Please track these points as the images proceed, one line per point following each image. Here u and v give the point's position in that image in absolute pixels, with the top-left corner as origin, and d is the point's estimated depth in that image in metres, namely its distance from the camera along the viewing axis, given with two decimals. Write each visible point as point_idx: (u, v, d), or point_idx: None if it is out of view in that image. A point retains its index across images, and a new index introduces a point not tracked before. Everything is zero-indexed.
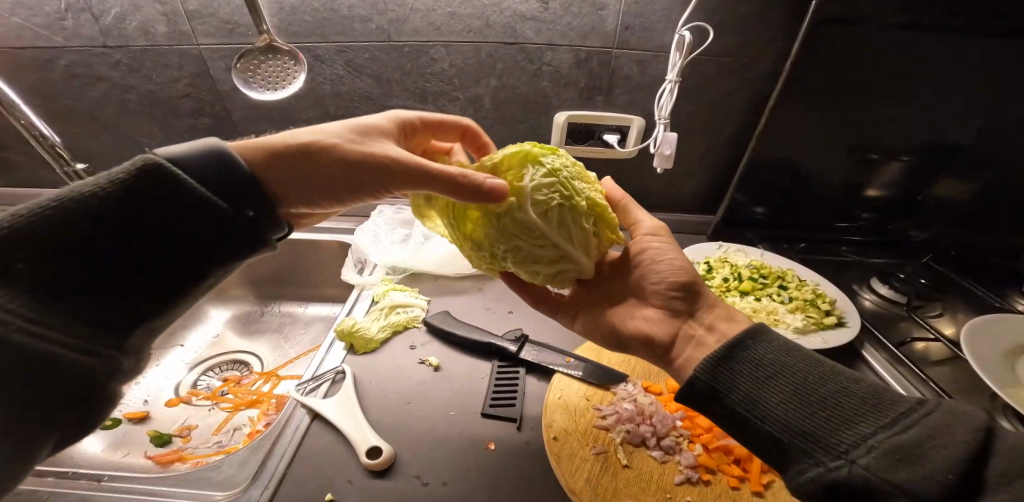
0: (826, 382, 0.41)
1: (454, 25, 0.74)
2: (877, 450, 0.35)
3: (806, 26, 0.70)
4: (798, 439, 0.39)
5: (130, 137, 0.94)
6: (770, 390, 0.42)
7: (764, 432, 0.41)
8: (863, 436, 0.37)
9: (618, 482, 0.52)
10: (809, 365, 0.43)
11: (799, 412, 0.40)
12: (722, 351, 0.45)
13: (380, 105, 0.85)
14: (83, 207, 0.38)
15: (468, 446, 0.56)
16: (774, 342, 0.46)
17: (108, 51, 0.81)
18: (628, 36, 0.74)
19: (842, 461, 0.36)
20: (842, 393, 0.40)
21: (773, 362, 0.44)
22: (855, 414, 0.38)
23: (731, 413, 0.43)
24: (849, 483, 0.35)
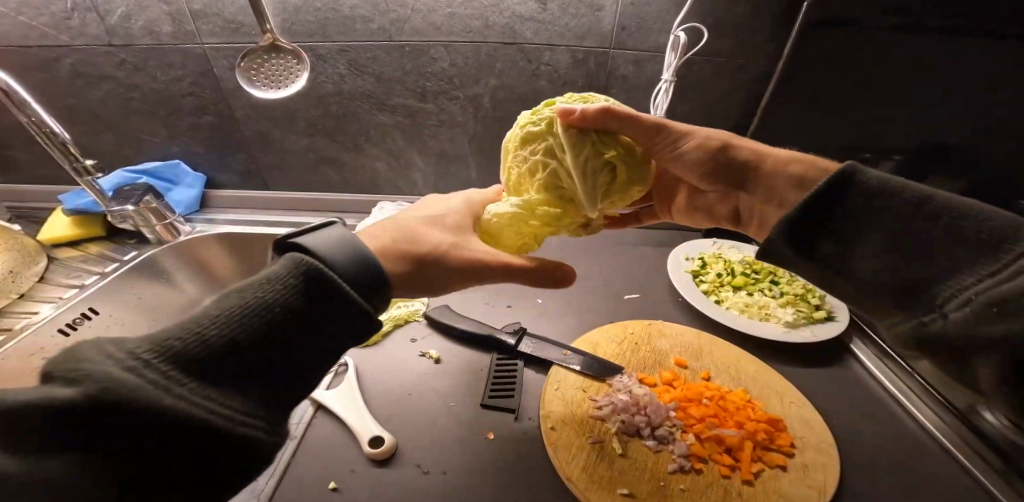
0: (932, 225, 0.37)
1: (454, 26, 0.75)
2: (974, 303, 0.33)
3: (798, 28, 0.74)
4: (892, 290, 0.39)
5: (133, 135, 0.95)
6: (864, 245, 0.40)
7: (857, 283, 0.41)
8: (962, 288, 0.34)
9: (613, 470, 0.53)
10: (912, 205, 0.38)
11: (895, 264, 0.38)
12: (809, 220, 0.43)
13: (381, 103, 0.86)
14: (249, 322, 0.34)
15: (467, 436, 0.57)
16: (872, 185, 0.40)
17: (113, 50, 0.82)
18: (625, 37, 0.75)
19: (936, 314, 0.36)
20: (949, 233, 0.36)
21: (871, 208, 0.40)
22: (963, 257, 0.35)
23: (818, 270, 0.44)
24: (941, 334, 0.36)
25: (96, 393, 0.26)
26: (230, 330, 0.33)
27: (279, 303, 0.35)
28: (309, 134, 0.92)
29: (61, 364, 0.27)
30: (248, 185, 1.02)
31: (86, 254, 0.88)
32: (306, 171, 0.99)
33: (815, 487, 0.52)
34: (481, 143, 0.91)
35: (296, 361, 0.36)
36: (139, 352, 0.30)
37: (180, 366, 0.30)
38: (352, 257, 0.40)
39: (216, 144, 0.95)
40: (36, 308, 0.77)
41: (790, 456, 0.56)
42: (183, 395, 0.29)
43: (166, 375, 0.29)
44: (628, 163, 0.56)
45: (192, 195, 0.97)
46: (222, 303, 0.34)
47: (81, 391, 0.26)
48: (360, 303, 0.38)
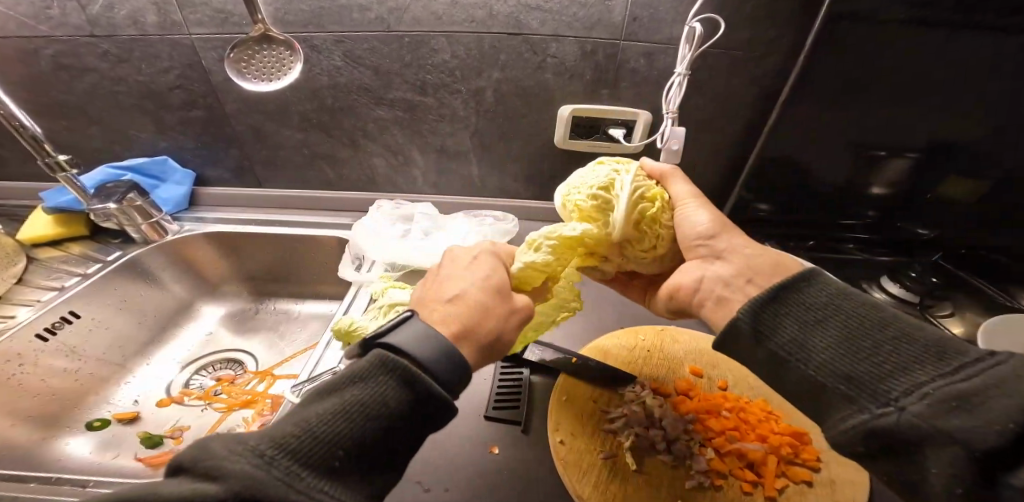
0: (885, 327, 0.37)
1: (456, 15, 0.72)
2: (931, 398, 0.32)
3: (819, 22, 0.69)
4: (840, 385, 0.36)
5: (119, 130, 0.91)
6: (814, 333, 0.39)
7: (804, 376, 0.38)
8: (917, 383, 0.33)
9: (628, 488, 0.50)
10: (863, 306, 0.39)
11: (845, 354, 0.37)
12: (768, 294, 0.42)
13: (379, 97, 0.82)
14: (353, 422, 0.34)
15: (471, 450, 0.53)
16: (830, 285, 0.41)
17: (95, 41, 0.78)
18: (636, 28, 0.72)
19: (891, 407, 0.33)
20: (897, 333, 0.36)
21: (829, 302, 0.40)
22: (910, 358, 0.35)
23: (768, 354, 0.41)
24: (897, 429, 0.33)
25: (236, 490, 0.29)
26: (336, 432, 0.34)
27: (380, 403, 0.35)
28: (303, 129, 0.88)
29: (199, 458, 0.30)
30: (240, 182, 0.98)
31: (69, 255, 0.83)
32: (301, 167, 0.95)
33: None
34: (483, 139, 0.88)
35: (392, 457, 0.36)
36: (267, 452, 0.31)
37: (302, 460, 0.32)
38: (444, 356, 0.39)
39: (206, 140, 0.91)
40: (13, 311, 0.72)
41: (816, 471, 0.52)
42: (305, 490, 0.31)
43: (290, 472, 0.31)
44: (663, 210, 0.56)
45: (180, 192, 0.93)
46: (326, 404, 0.35)
47: (225, 487, 0.29)
48: (440, 392, 0.37)
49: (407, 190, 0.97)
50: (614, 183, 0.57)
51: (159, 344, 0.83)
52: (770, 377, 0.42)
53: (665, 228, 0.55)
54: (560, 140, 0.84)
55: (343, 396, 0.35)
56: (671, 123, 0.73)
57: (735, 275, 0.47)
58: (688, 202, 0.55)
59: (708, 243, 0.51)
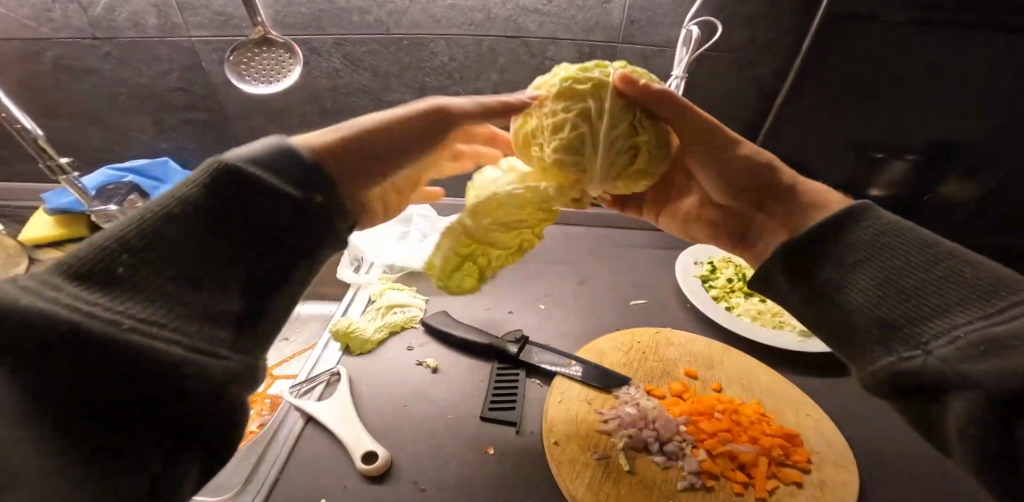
0: (935, 266, 0.34)
1: (454, 18, 0.72)
2: (961, 341, 0.30)
3: (816, 24, 0.69)
4: (873, 328, 0.35)
5: (121, 131, 0.92)
6: (857, 273, 0.37)
7: (841, 315, 0.37)
8: (952, 326, 0.31)
9: (620, 489, 0.51)
10: (919, 245, 0.35)
11: (886, 295, 0.35)
12: (804, 234, 0.40)
13: (378, 100, 0.83)
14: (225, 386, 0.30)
15: (467, 451, 0.54)
16: (881, 221, 0.37)
17: (97, 43, 0.79)
18: (633, 31, 0.72)
19: (920, 351, 0.32)
20: (948, 275, 0.33)
21: (875, 241, 0.37)
22: (958, 300, 0.32)
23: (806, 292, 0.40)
24: (918, 373, 0.31)
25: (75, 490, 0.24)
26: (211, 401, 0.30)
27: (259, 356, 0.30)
28: (303, 130, 0.88)
29: None
30: None
31: None
32: None
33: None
34: None
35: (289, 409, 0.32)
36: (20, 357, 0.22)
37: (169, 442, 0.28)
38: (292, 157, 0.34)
39: (207, 141, 0.92)
40: None
41: (806, 472, 0.53)
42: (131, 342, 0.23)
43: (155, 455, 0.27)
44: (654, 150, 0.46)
45: None
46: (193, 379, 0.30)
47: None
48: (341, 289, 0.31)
49: None
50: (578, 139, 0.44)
51: None
52: (808, 317, 0.41)
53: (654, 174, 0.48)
54: None
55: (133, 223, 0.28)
56: None
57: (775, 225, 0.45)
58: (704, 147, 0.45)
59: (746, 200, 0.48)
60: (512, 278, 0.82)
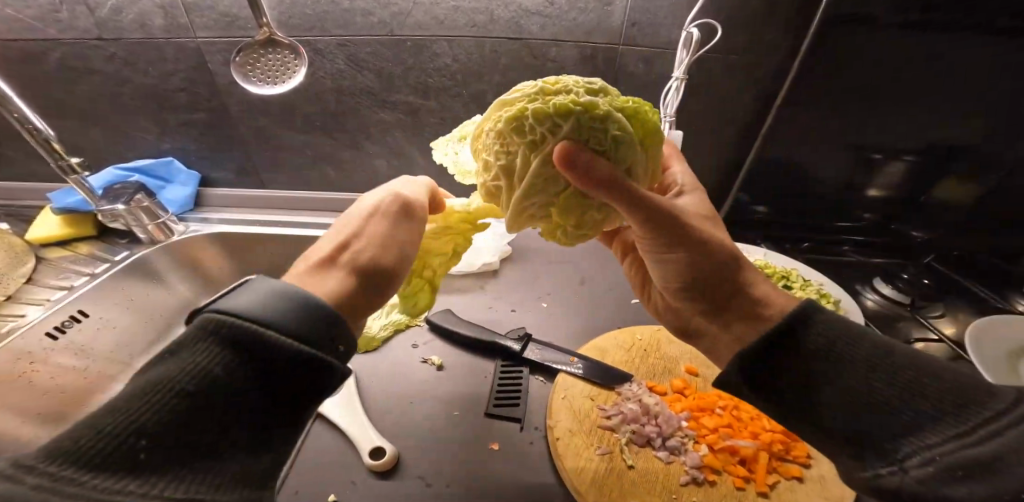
0: (891, 375, 0.36)
1: (458, 20, 0.73)
2: (937, 463, 0.31)
3: (815, 26, 0.70)
4: (845, 441, 0.37)
5: (125, 131, 0.92)
6: (819, 384, 0.39)
7: (815, 429, 0.39)
8: (923, 444, 0.33)
9: (623, 483, 0.51)
10: (873, 353, 0.38)
11: (852, 409, 0.37)
12: (759, 344, 0.42)
13: (381, 100, 0.83)
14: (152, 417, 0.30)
15: (472, 446, 0.55)
16: (827, 328, 0.40)
17: (102, 45, 0.79)
18: (635, 32, 0.73)
19: (897, 467, 0.33)
20: (906, 386, 0.35)
21: (827, 351, 0.39)
22: (919, 416, 0.34)
23: (776, 406, 0.42)
24: (898, 492, 0.33)
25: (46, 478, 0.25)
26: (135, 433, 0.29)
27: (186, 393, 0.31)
28: (306, 131, 0.89)
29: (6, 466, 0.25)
30: (245, 183, 1.00)
31: (77, 254, 0.85)
32: (304, 168, 0.96)
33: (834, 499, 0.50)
34: None
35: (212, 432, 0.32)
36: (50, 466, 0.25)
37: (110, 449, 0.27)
38: (297, 310, 0.34)
39: (211, 141, 0.92)
40: (23, 310, 0.74)
41: (806, 467, 0.54)
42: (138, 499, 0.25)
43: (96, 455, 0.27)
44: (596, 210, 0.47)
45: (185, 193, 0.95)
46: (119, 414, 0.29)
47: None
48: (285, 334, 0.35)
49: None
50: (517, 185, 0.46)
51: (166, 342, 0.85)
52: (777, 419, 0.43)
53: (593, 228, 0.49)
54: None
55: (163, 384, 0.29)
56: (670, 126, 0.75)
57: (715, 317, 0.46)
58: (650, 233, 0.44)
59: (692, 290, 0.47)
60: (514, 277, 0.82)
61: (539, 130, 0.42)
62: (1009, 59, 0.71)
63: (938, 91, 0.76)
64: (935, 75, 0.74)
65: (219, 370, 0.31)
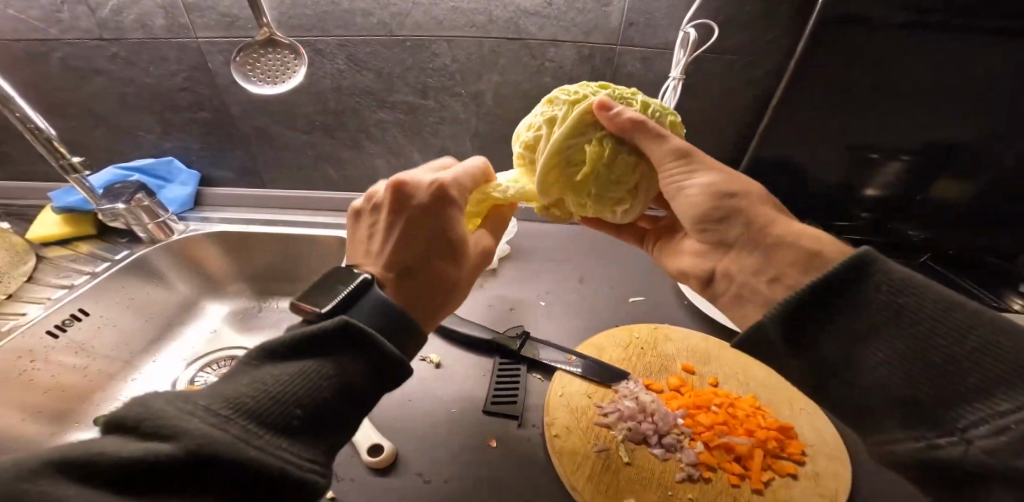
0: (959, 336, 0.32)
1: (457, 20, 0.73)
2: (1010, 433, 0.29)
3: (810, 26, 0.71)
4: (898, 404, 0.35)
5: (126, 131, 0.93)
6: (873, 344, 0.35)
7: (859, 390, 0.37)
8: (992, 412, 0.30)
9: (619, 480, 0.52)
10: (938, 310, 0.33)
11: (906, 371, 0.34)
12: (805, 302, 0.38)
13: (381, 100, 0.84)
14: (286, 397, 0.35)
15: (471, 443, 0.55)
16: (890, 281, 0.35)
17: (103, 44, 0.80)
18: (632, 33, 0.73)
19: (957, 437, 0.31)
20: (975, 349, 0.31)
21: (886, 303, 0.35)
22: (987, 378, 0.31)
23: (810, 366, 0.39)
24: (957, 462, 0.31)
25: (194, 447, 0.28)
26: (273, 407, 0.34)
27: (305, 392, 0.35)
28: (306, 131, 0.90)
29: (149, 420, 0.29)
30: (245, 182, 1.00)
31: (78, 253, 0.85)
32: (304, 168, 0.96)
33: (827, 496, 0.51)
34: (483, 141, 0.89)
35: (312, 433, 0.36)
36: (216, 409, 0.31)
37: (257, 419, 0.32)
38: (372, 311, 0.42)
39: (211, 141, 0.93)
40: (23, 309, 0.74)
41: (801, 464, 0.54)
42: (263, 447, 0.31)
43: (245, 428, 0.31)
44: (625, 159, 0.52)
45: (186, 193, 0.95)
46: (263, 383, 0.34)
47: (180, 446, 0.27)
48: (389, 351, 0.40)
49: None
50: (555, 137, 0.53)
51: (165, 341, 0.85)
52: (814, 383, 0.40)
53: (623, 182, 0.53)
54: None
55: (291, 365, 0.36)
56: None
57: (757, 269, 0.46)
58: (672, 163, 0.50)
59: (718, 223, 0.48)
60: (513, 275, 0.83)
61: (583, 92, 0.55)
62: (1004, 59, 0.71)
63: (934, 91, 0.76)
64: (931, 74, 0.74)
65: (329, 364, 0.37)
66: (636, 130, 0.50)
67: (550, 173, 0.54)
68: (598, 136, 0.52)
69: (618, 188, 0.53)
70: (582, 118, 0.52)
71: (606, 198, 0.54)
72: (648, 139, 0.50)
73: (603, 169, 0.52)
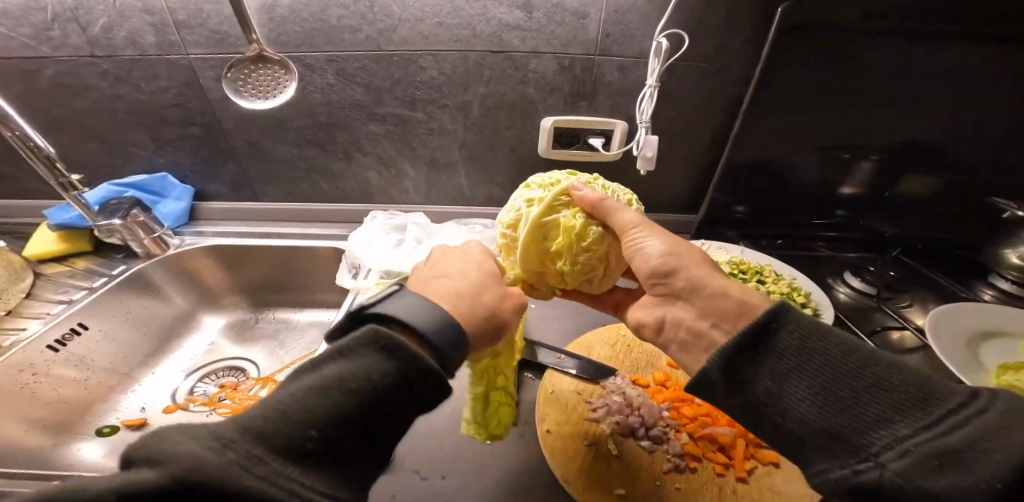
0: (861, 371, 0.37)
1: (441, 35, 0.76)
2: (912, 456, 0.32)
3: (773, 34, 0.74)
4: (819, 437, 0.36)
5: (120, 148, 0.94)
6: (793, 380, 0.38)
7: (787, 430, 0.38)
8: (898, 437, 0.33)
9: (610, 471, 0.54)
10: (842, 350, 0.38)
11: (821, 404, 0.37)
12: (739, 340, 0.41)
13: (370, 113, 0.86)
14: None
15: (465, 441, 0.57)
16: (800, 325, 0.40)
17: (95, 61, 0.82)
18: (609, 43, 0.77)
19: (872, 463, 0.33)
20: (877, 381, 0.36)
21: (801, 344, 0.39)
22: (887, 408, 0.35)
23: (744, 404, 0.40)
24: (877, 487, 0.33)
25: None
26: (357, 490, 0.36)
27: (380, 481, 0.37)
28: (298, 144, 0.92)
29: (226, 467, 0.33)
30: (237, 196, 1.02)
31: (74, 270, 0.86)
32: (295, 181, 0.98)
33: (809, 481, 0.53)
34: (471, 151, 0.92)
35: None
36: None
37: None
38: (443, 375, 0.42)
39: (204, 156, 0.95)
40: (24, 324, 0.75)
41: (783, 452, 0.57)
42: None
43: None
44: (598, 233, 0.56)
45: (180, 207, 0.97)
46: None
47: None
48: None
49: (399, 201, 1.01)
50: (523, 218, 0.58)
51: (164, 355, 0.86)
52: (745, 423, 0.41)
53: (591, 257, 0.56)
54: (544, 149, 0.89)
55: None
56: (646, 132, 0.81)
57: (699, 318, 0.48)
58: (635, 230, 0.54)
59: (665, 281, 0.51)
60: None
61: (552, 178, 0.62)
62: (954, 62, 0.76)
63: (896, 93, 0.80)
64: (892, 77, 0.79)
65: None
66: (604, 206, 0.55)
67: (528, 248, 0.57)
68: (564, 211, 0.57)
69: (591, 259, 0.56)
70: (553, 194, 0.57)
71: (584, 269, 0.56)
72: (608, 206, 0.55)
73: (574, 241, 0.55)
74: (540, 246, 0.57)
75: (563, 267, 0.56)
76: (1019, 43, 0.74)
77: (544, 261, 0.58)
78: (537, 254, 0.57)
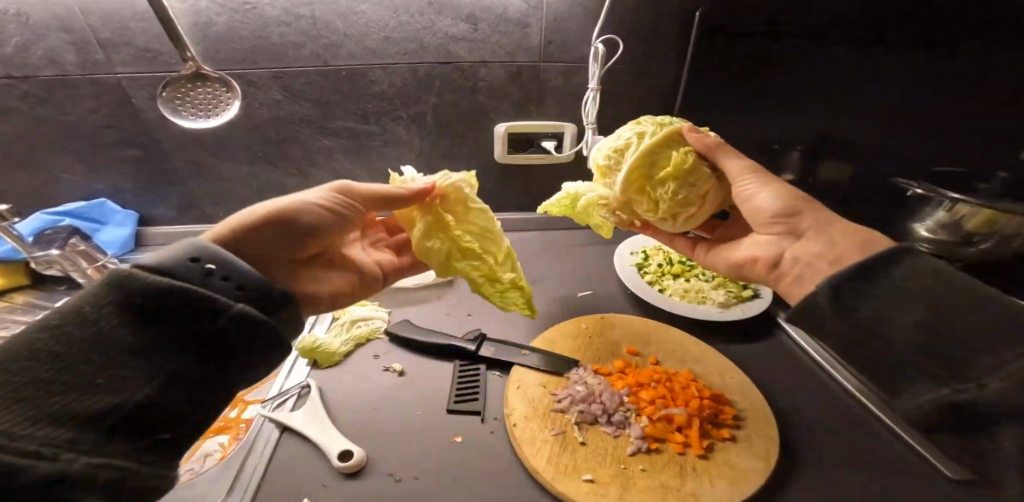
0: (969, 302, 0.35)
1: (387, 48, 0.78)
2: (1007, 379, 0.30)
3: (694, 34, 0.83)
4: (926, 363, 0.36)
5: (48, 175, 0.89)
6: (902, 307, 0.38)
7: (894, 350, 0.38)
8: (1001, 362, 0.31)
9: (577, 459, 0.57)
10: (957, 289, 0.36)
11: (925, 330, 0.36)
12: (851, 269, 0.41)
13: (322, 128, 0.86)
14: None
15: (438, 441, 0.59)
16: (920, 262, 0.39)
17: (15, 83, 0.77)
18: (551, 50, 0.81)
19: (974, 386, 0.32)
20: (997, 315, 0.33)
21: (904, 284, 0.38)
22: (996, 338, 0.33)
23: (851, 333, 0.41)
24: (975, 409, 0.32)
25: None
26: None
27: None
28: (248, 161, 0.90)
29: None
30: (185, 218, 0.98)
31: (10, 304, 0.81)
32: (248, 200, 0.96)
33: (760, 454, 0.57)
34: (428, 161, 0.94)
35: None
36: None
37: None
38: None
39: (146, 178, 0.91)
40: None
41: (736, 429, 0.61)
42: None
43: None
44: (700, 173, 0.62)
45: (123, 236, 0.92)
46: None
47: None
48: None
49: None
50: (629, 143, 0.66)
51: None
52: (848, 349, 0.41)
53: (689, 197, 0.62)
54: (501, 155, 0.92)
55: None
56: (593, 132, 0.87)
57: (817, 257, 0.48)
58: (745, 179, 0.57)
59: (789, 220, 0.52)
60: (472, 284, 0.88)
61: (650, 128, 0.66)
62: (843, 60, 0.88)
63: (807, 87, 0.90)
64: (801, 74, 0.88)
65: None
66: (721, 151, 0.59)
67: (636, 171, 0.64)
68: (675, 155, 0.62)
69: (692, 194, 0.62)
70: (658, 145, 0.63)
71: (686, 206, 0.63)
72: (723, 156, 0.59)
73: (675, 176, 0.62)
74: (647, 174, 0.64)
75: (668, 197, 0.63)
76: (906, 43, 0.85)
77: (637, 190, 0.65)
78: (632, 179, 0.65)
